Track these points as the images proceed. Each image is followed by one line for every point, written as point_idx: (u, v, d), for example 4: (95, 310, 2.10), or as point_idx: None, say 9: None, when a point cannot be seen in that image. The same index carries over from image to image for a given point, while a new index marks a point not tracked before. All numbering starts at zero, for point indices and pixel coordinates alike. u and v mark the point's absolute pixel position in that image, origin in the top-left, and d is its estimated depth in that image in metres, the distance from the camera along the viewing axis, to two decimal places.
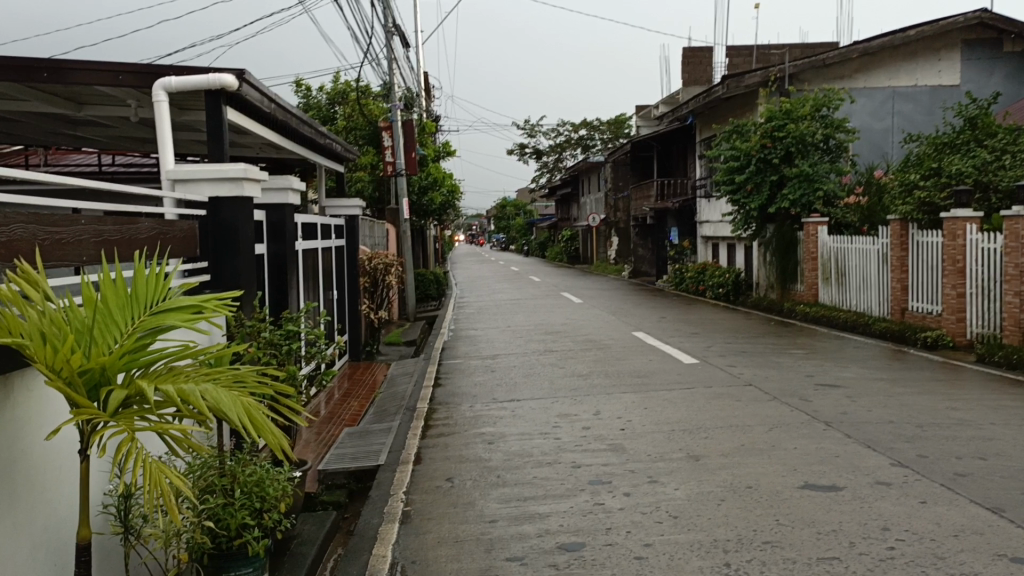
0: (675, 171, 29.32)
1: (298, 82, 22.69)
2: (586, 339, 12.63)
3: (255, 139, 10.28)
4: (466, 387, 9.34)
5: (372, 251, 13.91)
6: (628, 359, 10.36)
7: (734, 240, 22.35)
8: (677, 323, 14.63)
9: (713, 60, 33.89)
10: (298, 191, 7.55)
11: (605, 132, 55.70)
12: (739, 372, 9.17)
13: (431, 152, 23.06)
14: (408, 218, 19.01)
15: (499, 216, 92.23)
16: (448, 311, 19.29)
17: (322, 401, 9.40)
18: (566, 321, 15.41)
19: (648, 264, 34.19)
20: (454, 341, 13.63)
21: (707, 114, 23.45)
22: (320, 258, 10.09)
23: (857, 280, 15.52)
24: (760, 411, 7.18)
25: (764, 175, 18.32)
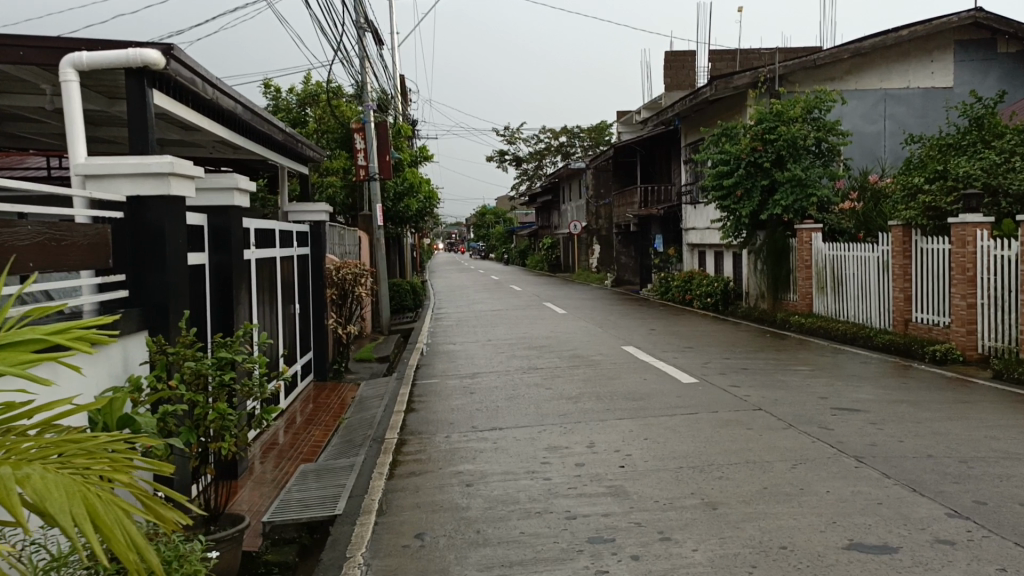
0: (659, 177, 28.60)
1: (266, 83, 21.64)
2: (572, 355, 11.71)
3: (205, 137, 9.27)
4: (442, 412, 8.36)
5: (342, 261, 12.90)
6: (620, 379, 9.45)
7: (721, 247, 21.61)
8: (668, 336, 13.77)
9: (696, 65, 33.25)
10: (246, 192, 6.54)
11: (585, 139, 55.06)
12: (744, 394, 8.29)
13: (407, 157, 22.08)
14: (382, 225, 18.01)
15: (479, 224, 91.44)
16: (425, 323, 18.31)
17: (280, 430, 8.38)
18: (550, 335, 14.47)
19: (631, 272, 33.43)
20: (430, 357, 12.66)
21: (694, 119, 22.67)
22: (279, 269, 9.08)
23: (855, 289, 14.78)
24: (777, 443, 6.28)
25: (754, 180, 17.52)
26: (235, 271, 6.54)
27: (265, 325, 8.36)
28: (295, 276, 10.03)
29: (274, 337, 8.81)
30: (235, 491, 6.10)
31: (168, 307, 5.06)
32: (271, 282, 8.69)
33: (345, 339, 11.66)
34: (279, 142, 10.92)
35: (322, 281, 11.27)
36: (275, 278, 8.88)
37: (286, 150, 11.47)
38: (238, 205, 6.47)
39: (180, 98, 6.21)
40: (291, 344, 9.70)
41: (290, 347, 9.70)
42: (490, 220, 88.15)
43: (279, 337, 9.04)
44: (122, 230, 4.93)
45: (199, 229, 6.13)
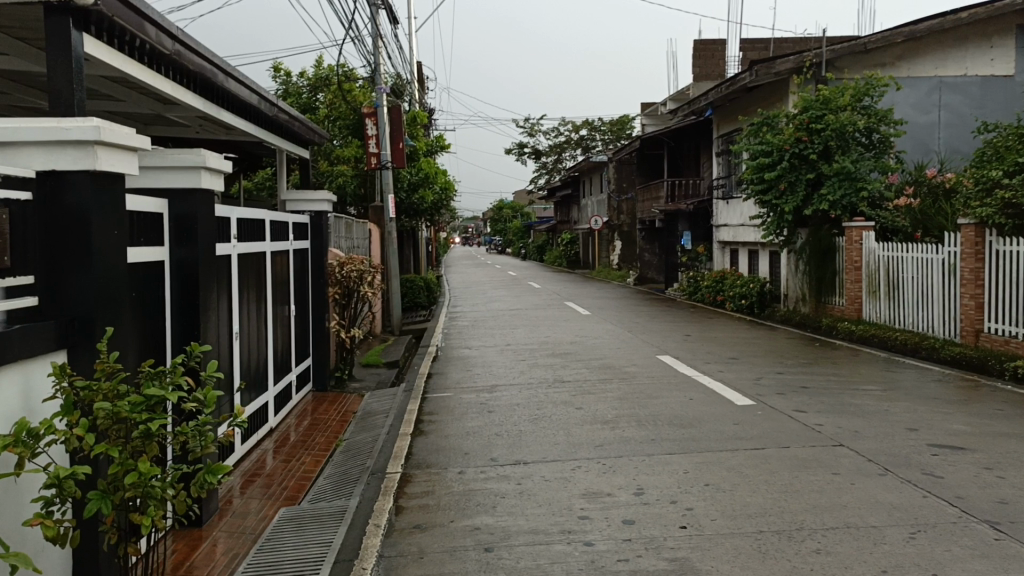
0: (687, 170, 27.20)
1: (275, 67, 20.50)
2: (603, 365, 10.43)
3: (187, 113, 8.13)
4: (456, 436, 7.11)
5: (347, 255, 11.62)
6: (662, 397, 8.17)
7: (756, 245, 20.24)
8: (707, 344, 12.46)
9: (726, 54, 31.72)
10: (218, 170, 5.27)
11: (607, 133, 53.66)
12: (815, 423, 6.96)
13: (423, 146, 20.86)
14: (394, 217, 16.77)
15: (496, 219, 90.35)
16: (439, 323, 17.11)
17: (269, 453, 7.16)
18: (575, 340, 13.19)
19: (655, 270, 32.12)
20: (444, 363, 11.43)
21: (730, 108, 21.20)
22: (270, 266, 7.88)
23: (915, 295, 13.38)
24: (877, 497, 4.97)
25: (799, 173, 16.09)
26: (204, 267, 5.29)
27: (249, 330, 7.16)
28: (290, 274, 8.83)
29: (262, 344, 7.61)
30: (196, 546, 4.86)
31: (94, 319, 3.80)
32: (259, 281, 7.49)
33: (348, 344, 10.44)
34: (280, 123, 9.64)
35: (322, 278, 10.05)
36: (264, 276, 7.69)
37: (289, 132, 10.18)
38: (208, 189, 5.23)
39: (115, 40, 4.93)
40: (283, 352, 8.51)
41: (283, 355, 8.51)
42: (507, 215, 86.87)
43: (269, 344, 7.84)
44: (34, 218, 3.68)
45: (155, 218, 4.90)
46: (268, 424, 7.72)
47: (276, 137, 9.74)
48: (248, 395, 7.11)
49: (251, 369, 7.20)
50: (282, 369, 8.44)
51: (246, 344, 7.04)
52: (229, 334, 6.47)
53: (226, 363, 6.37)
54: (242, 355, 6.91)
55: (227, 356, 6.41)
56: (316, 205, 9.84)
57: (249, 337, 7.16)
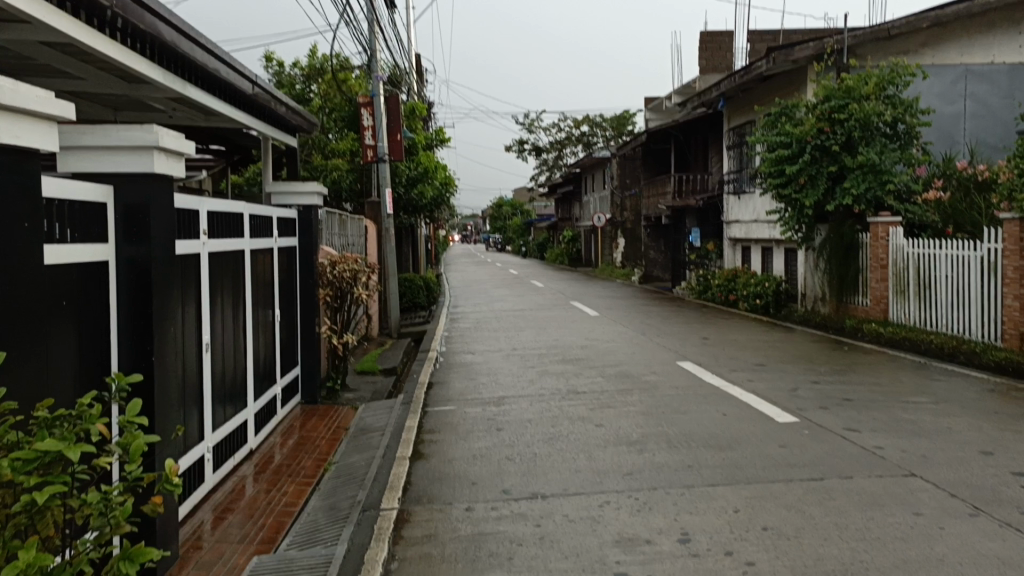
0: (694, 165, 26.33)
1: (268, 56, 19.59)
2: (620, 373, 9.54)
3: (156, 95, 7.23)
4: (462, 462, 6.23)
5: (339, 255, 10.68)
6: (692, 413, 7.28)
7: (770, 242, 19.37)
8: (727, 349, 11.59)
9: (734, 45, 30.80)
10: (177, 152, 4.38)
11: (608, 128, 52.79)
12: (874, 445, 6.06)
13: (422, 139, 19.93)
14: (392, 213, 15.88)
15: (495, 216, 89.61)
16: (440, 324, 16.22)
17: (248, 480, 6.26)
18: (585, 344, 12.30)
19: (660, 268, 31.29)
20: (446, 371, 10.55)
21: (743, 99, 20.26)
22: (249, 266, 7.00)
23: (949, 295, 12.49)
24: (976, 547, 4.09)
25: (820, 166, 15.16)
26: (158, 268, 4.40)
27: (224, 340, 6.26)
28: (273, 275, 7.94)
29: (240, 353, 6.73)
30: None
31: None
32: (236, 282, 6.61)
33: (340, 351, 9.54)
34: (266, 108, 8.67)
35: (310, 280, 9.16)
36: (242, 277, 6.80)
37: (277, 119, 9.21)
38: (164, 174, 4.35)
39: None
40: (266, 362, 7.63)
41: (266, 365, 7.63)
42: (506, 212, 86.09)
43: (248, 353, 6.95)
44: None
45: (94, 208, 4.01)
46: (247, 445, 6.84)
47: (262, 124, 8.78)
48: (223, 414, 6.22)
49: (226, 385, 6.31)
50: (265, 382, 7.55)
51: (219, 356, 6.14)
52: (198, 345, 5.59)
53: (193, 380, 5.48)
54: (214, 369, 6.02)
55: (194, 371, 5.52)
56: (303, 199, 8.99)
57: (223, 347, 6.25)
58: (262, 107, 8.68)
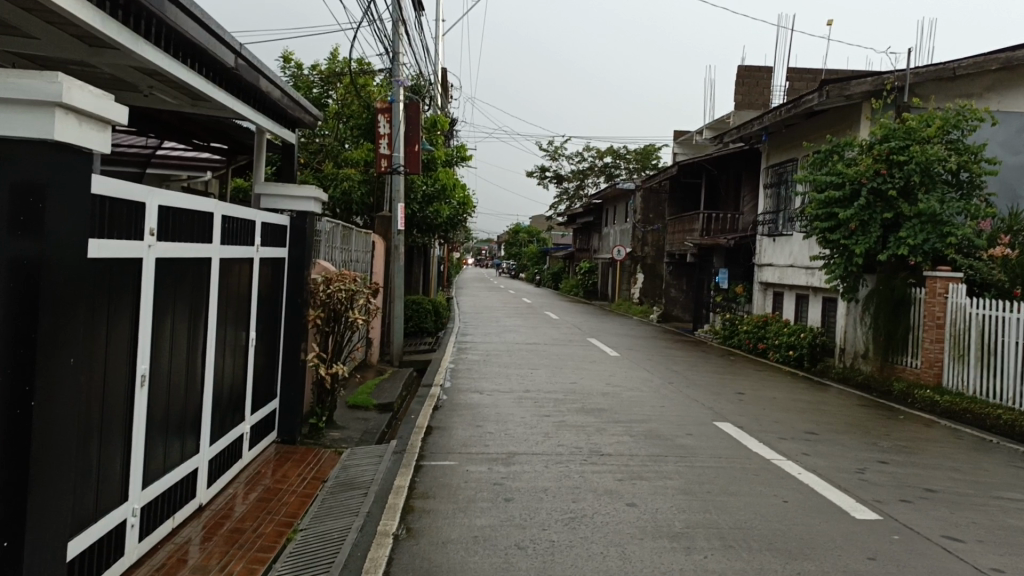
0: (726, 203, 25.12)
1: (287, 57, 18.85)
2: (649, 433, 8.20)
3: (122, 63, 6.05)
4: (459, 547, 4.90)
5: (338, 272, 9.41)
6: (745, 497, 5.94)
7: (806, 289, 18.05)
8: (769, 408, 10.24)
9: (772, 82, 29.73)
10: (92, 114, 3.31)
11: (632, 162, 51.88)
12: (991, 566, 4.70)
13: (442, 155, 18.86)
14: (403, 230, 14.68)
15: (511, 243, 88.73)
16: (446, 354, 14.94)
17: (192, 542, 5.01)
18: (606, 390, 10.98)
19: (681, 308, 29.97)
20: (447, 412, 9.24)
21: (785, 135, 19.08)
22: (217, 278, 5.80)
23: (1018, 364, 11.06)
24: None
25: (874, 212, 13.83)
26: (56, 273, 3.22)
27: (170, 366, 5.05)
28: (251, 290, 6.73)
29: (195, 384, 5.50)
30: None
31: None
32: (196, 297, 5.40)
33: (327, 385, 8.23)
34: (263, 97, 7.43)
35: (299, 297, 7.95)
36: (206, 291, 5.59)
37: (276, 111, 7.98)
38: (76, 144, 3.27)
39: None
40: (231, 393, 6.34)
41: (231, 397, 6.33)
42: (523, 240, 85.08)
43: (208, 385, 5.71)
44: None
45: None
46: (196, 499, 5.55)
47: (259, 115, 7.55)
48: (164, 459, 4.98)
49: (171, 424, 5.08)
50: (228, 418, 6.28)
51: (161, 388, 4.92)
52: (128, 372, 4.40)
53: (115, 418, 4.26)
54: (153, 403, 4.79)
55: (120, 408, 4.32)
56: (298, 204, 7.84)
57: (169, 376, 5.03)
58: (259, 95, 7.46)
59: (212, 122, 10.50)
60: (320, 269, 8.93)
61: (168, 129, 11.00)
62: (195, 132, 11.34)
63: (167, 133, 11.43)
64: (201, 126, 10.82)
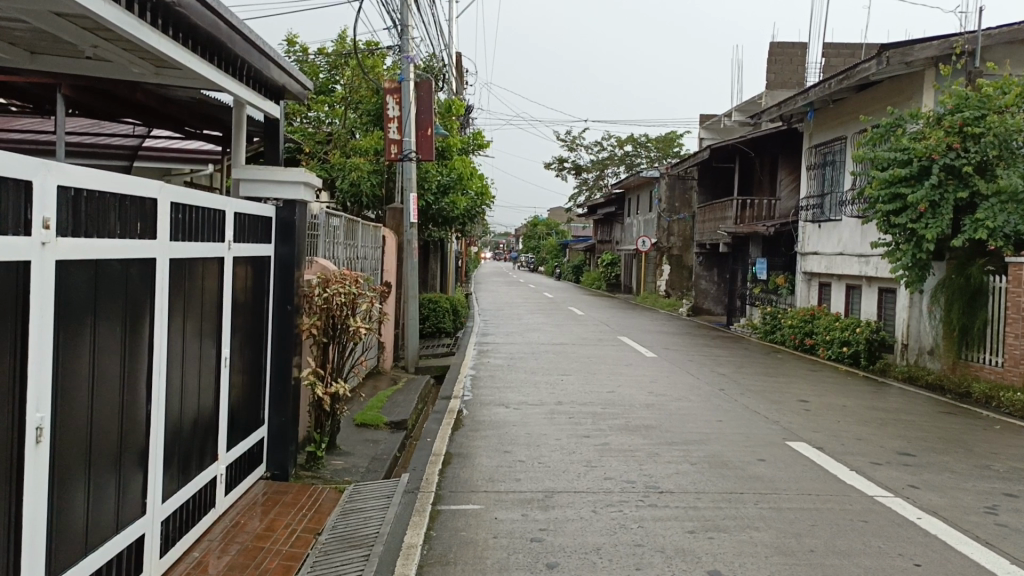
0: (763, 188, 23.55)
1: (291, 40, 17.59)
2: (714, 459, 6.80)
3: (43, 10, 4.71)
4: None
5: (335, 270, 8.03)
6: (864, 560, 4.53)
7: (858, 279, 16.52)
8: (843, 421, 8.79)
9: (805, 60, 28.06)
10: None
11: (652, 149, 50.28)
12: None
13: (457, 142, 17.49)
14: (417, 222, 13.34)
15: (530, 236, 87.36)
16: (467, 358, 13.63)
17: None
18: (650, 401, 9.57)
19: (713, 300, 28.46)
20: (469, 434, 7.89)
21: (833, 112, 17.52)
22: (169, 282, 4.48)
23: None
24: None
25: (947, 192, 12.24)
26: None
27: (94, 404, 3.74)
28: (223, 297, 5.40)
29: (136, 428, 4.16)
30: None
31: None
32: (130, 310, 4.05)
33: (327, 408, 6.89)
34: (235, 56, 5.97)
35: (287, 303, 6.61)
36: (151, 300, 4.27)
37: (259, 79, 6.56)
38: None
39: None
40: (194, 429, 4.98)
41: (194, 435, 4.98)
42: (542, 232, 83.62)
43: (158, 422, 4.40)
44: None
45: None
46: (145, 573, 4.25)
47: (238, 85, 6.18)
48: (86, 529, 3.68)
49: (97, 477, 3.79)
50: (191, 463, 4.93)
51: (80, 436, 3.62)
52: (14, 417, 3.11)
53: None
54: (62, 463, 3.48)
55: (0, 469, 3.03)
56: (285, 190, 6.49)
57: (92, 417, 3.73)
58: (238, 60, 6.08)
59: (198, 102, 9.25)
60: (312, 271, 7.55)
61: (152, 112, 9.76)
62: (183, 117, 10.11)
63: (151, 119, 10.21)
64: (187, 108, 9.56)
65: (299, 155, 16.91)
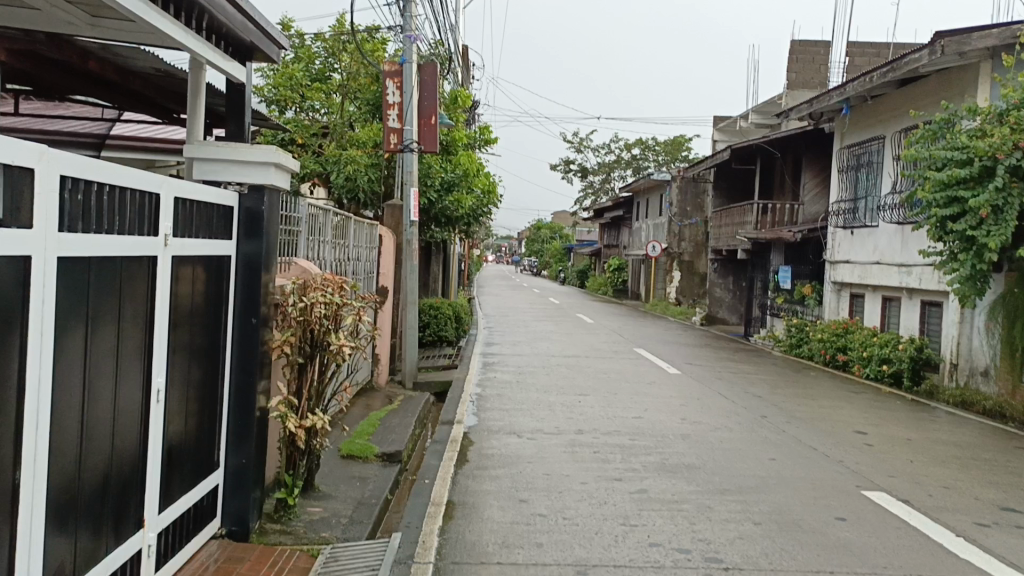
0: (786, 192, 22.20)
1: (286, 22, 16.30)
2: (783, 517, 5.47)
3: None
4: None
5: (314, 274, 6.71)
6: None
7: (897, 291, 15.18)
8: (917, 461, 7.45)
9: (828, 58, 26.73)
10: None
11: (661, 153, 49.04)
12: None
13: (463, 136, 16.16)
14: (417, 220, 12.01)
15: (533, 240, 86.08)
16: (472, 372, 12.30)
17: None
18: (686, 431, 8.24)
19: (728, 309, 27.11)
20: (477, 473, 6.55)
21: (871, 108, 16.13)
22: (59, 289, 3.17)
23: None
24: None
25: (1010, 195, 10.79)
26: None
27: None
28: (157, 308, 4.09)
29: None
30: None
31: None
32: None
33: (302, 445, 5.57)
34: (194, 5, 4.53)
35: (252, 315, 5.28)
36: (23, 318, 2.95)
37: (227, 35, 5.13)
38: None
39: None
40: (104, 493, 3.65)
41: (103, 500, 3.64)
42: (546, 235, 82.28)
43: (37, 486, 3.08)
44: None
45: None
46: None
47: (204, 45, 4.80)
48: None
49: None
50: (97, 540, 3.59)
51: None
52: None
53: None
54: None
55: None
56: (248, 171, 5.17)
57: None
58: (202, 13, 4.70)
59: (166, 74, 7.96)
60: (286, 277, 6.23)
61: (117, 88, 8.47)
62: (156, 98, 8.83)
63: (118, 97, 8.93)
64: (155, 84, 8.28)
65: (291, 147, 15.62)
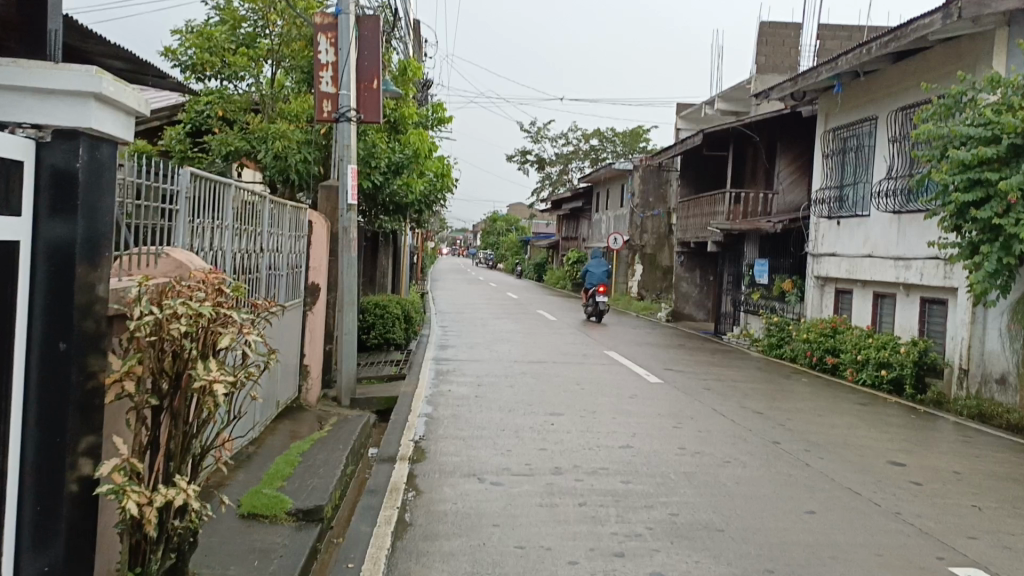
0: (761, 179, 20.74)
1: None
2: None
3: None
4: None
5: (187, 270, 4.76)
6: None
7: (892, 287, 13.76)
8: (986, 508, 5.84)
9: (801, 41, 25.40)
10: None
11: (619, 143, 47.66)
12: None
13: (411, 111, 14.19)
14: (355, 204, 10.03)
15: (488, 233, 84.17)
16: (421, 385, 10.42)
17: None
18: (689, 469, 6.51)
19: (694, 304, 25.66)
20: (419, 552, 4.68)
21: (863, 86, 14.71)
22: None
23: None
24: None
25: None
26: None
27: None
28: None
29: None
30: None
31: None
32: None
33: (153, 532, 3.65)
34: None
35: (61, 338, 3.37)
36: None
37: None
38: None
39: None
40: None
41: None
42: (500, 228, 80.50)
43: None
44: None
45: None
46: None
47: None
48: None
49: None
50: None
51: None
52: None
53: None
54: None
55: None
56: (50, 105, 3.26)
57: None
58: None
59: None
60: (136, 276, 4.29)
61: None
62: None
63: None
64: None
65: (212, 121, 13.46)
